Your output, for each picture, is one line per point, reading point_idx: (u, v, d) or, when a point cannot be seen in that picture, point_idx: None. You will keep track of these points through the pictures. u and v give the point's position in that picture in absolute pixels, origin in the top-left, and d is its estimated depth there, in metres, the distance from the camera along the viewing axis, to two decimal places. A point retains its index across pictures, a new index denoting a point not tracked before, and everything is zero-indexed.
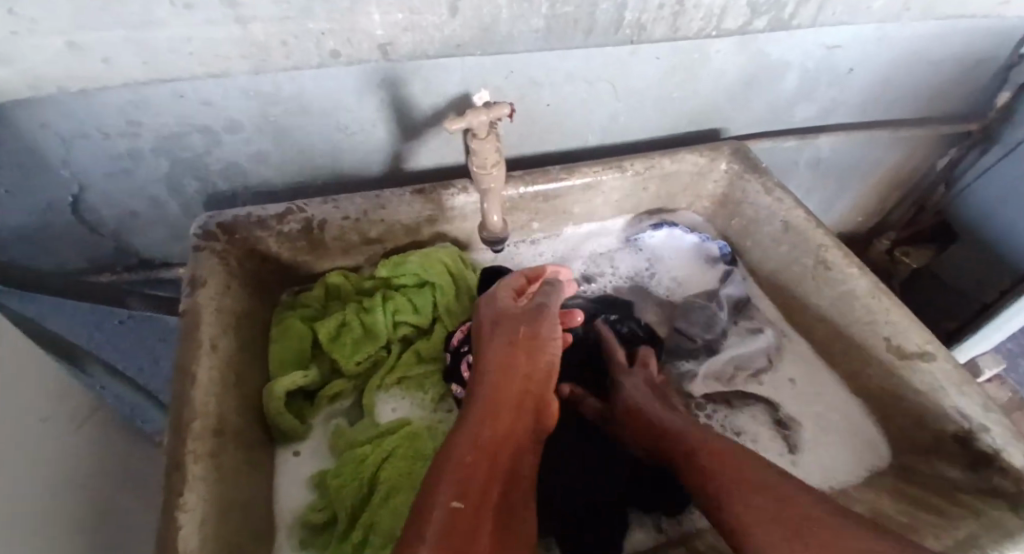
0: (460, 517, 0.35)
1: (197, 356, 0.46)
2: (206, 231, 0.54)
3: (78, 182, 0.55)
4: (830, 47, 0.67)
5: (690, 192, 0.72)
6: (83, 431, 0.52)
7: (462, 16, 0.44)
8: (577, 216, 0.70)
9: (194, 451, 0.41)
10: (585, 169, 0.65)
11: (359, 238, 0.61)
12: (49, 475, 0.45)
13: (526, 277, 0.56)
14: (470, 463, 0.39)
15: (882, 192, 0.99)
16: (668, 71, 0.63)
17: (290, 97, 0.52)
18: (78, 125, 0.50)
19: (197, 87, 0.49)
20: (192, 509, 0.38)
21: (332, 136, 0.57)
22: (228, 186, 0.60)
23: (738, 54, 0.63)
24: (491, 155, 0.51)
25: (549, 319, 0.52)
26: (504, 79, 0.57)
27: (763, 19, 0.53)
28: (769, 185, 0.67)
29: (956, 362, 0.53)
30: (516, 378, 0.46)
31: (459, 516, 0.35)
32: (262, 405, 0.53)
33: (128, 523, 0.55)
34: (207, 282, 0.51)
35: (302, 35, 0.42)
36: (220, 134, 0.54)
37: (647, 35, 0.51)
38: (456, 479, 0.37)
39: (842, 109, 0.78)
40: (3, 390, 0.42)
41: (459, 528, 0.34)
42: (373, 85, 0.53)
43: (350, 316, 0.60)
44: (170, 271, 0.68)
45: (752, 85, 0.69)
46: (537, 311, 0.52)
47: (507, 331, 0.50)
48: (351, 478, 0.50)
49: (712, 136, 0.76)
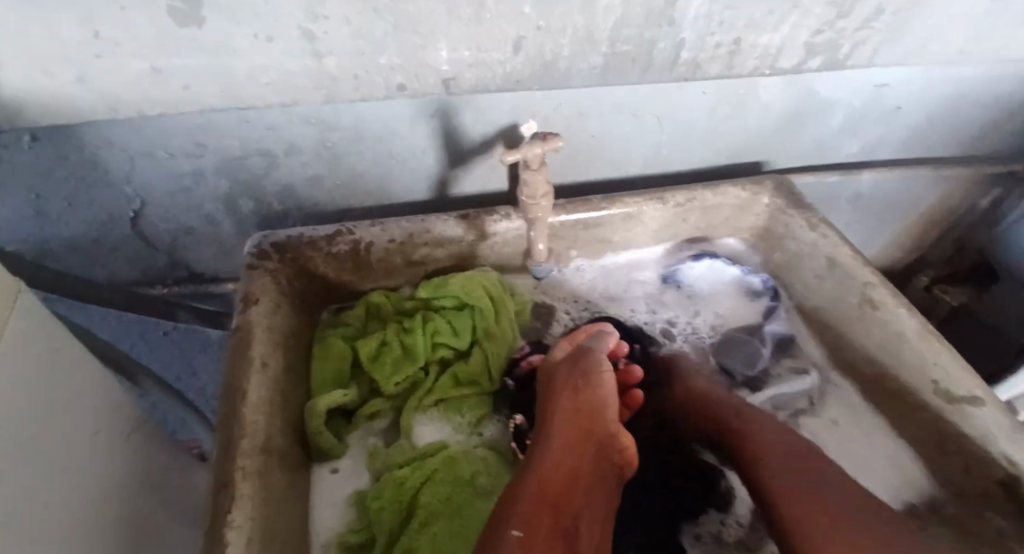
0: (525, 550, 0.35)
1: (248, 375, 0.47)
2: (259, 249, 0.55)
3: (139, 198, 0.57)
4: (879, 85, 0.67)
5: (731, 225, 0.72)
6: (130, 442, 0.53)
7: (525, 53, 0.45)
8: (617, 246, 0.70)
9: (244, 470, 0.42)
10: (628, 200, 0.65)
11: (403, 261, 0.62)
12: (98, 485, 0.46)
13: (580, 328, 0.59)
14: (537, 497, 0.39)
15: (924, 229, 0.97)
16: (715, 105, 0.63)
17: (347, 125, 0.53)
18: (146, 145, 0.52)
19: (260, 113, 0.50)
20: (242, 529, 0.39)
21: (384, 161, 0.58)
22: (280, 206, 0.61)
23: (786, 91, 0.64)
24: (542, 186, 0.52)
25: (604, 364, 0.54)
26: (554, 110, 0.57)
27: (818, 60, 0.53)
28: (814, 221, 0.66)
29: (1013, 412, 0.52)
30: (585, 417, 0.48)
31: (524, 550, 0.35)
32: (303, 422, 0.54)
33: (165, 536, 0.55)
34: (259, 300, 0.52)
35: (372, 69, 0.43)
36: (277, 157, 0.55)
37: (702, 73, 0.52)
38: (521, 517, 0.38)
39: (887, 146, 0.78)
40: (62, 400, 0.43)
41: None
42: (427, 114, 0.54)
43: (391, 336, 0.61)
44: (218, 285, 0.70)
45: (798, 120, 0.69)
46: (587, 355, 0.54)
47: (568, 379, 0.52)
48: (391, 502, 0.50)
49: (754, 170, 0.76)
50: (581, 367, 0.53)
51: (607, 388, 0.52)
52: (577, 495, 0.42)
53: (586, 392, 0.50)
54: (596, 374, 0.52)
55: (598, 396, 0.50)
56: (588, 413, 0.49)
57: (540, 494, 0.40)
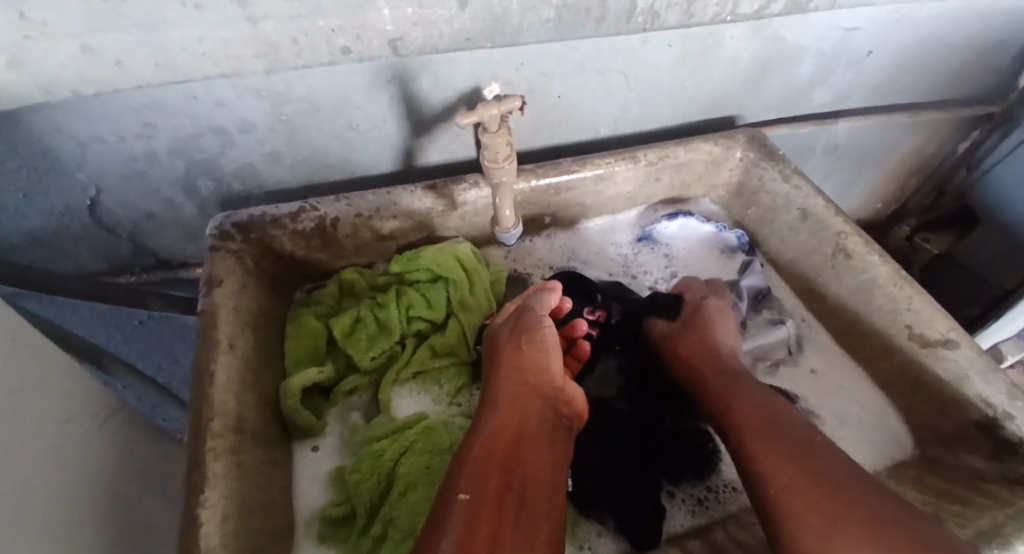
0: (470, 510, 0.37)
1: (214, 356, 0.46)
2: (221, 231, 0.54)
3: (95, 185, 0.55)
4: (848, 29, 0.65)
5: (705, 182, 0.71)
6: (105, 431, 0.53)
7: (472, 8, 0.43)
8: (590, 209, 0.69)
9: (214, 449, 0.42)
10: (598, 161, 0.64)
11: (372, 235, 0.61)
12: (75, 473, 0.46)
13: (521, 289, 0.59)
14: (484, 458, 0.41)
15: (901, 177, 0.97)
16: (681, 58, 0.61)
17: (301, 96, 0.52)
18: (94, 129, 0.50)
19: (209, 88, 0.49)
20: (214, 507, 0.39)
21: (344, 133, 0.57)
22: (241, 186, 0.60)
23: (752, 39, 0.62)
24: (503, 149, 0.51)
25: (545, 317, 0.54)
26: (516, 71, 0.56)
27: (779, 3, 0.51)
28: (787, 172, 0.66)
29: (982, 350, 0.52)
30: (527, 379, 0.50)
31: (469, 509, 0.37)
32: (279, 402, 0.54)
33: (152, 520, 0.56)
34: (223, 282, 0.51)
35: (312, 32, 0.42)
36: (233, 134, 0.54)
37: (660, 23, 0.50)
38: (468, 480, 0.39)
39: (859, 93, 0.76)
40: (27, 394, 0.43)
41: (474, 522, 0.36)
42: (383, 81, 0.52)
43: (365, 312, 0.60)
44: (187, 270, 0.69)
45: (767, 71, 0.68)
46: (526, 309, 0.55)
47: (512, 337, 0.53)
48: (369, 475, 0.50)
49: (727, 124, 0.75)
50: (520, 321, 0.54)
51: (546, 343, 0.52)
52: (527, 450, 0.43)
53: (529, 350, 0.51)
54: (535, 331, 0.52)
55: (538, 354, 0.51)
56: (528, 374, 0.50)
57: (483, 456, 0.41)
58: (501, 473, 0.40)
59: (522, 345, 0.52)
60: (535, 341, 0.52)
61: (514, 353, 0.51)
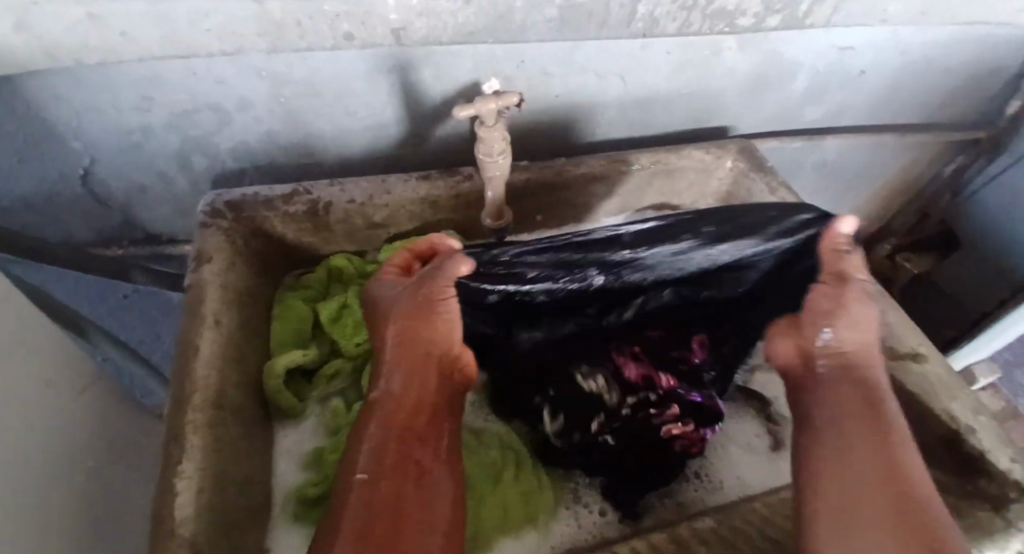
0: (381, 486, 0.36)
1: (200, 331, 0.47)
2: (213, 208, 0.54)
3: (88, 154, 0.55)
4: (841, 50, 0.67)
5: (695, 189, 0.72)
6: (84, 400, 0.53)
7: (477, 3, 0.44)
8: (581, 209, 0.70)
9: (194, 422, 0.42)
10: (591, 162, 0.65)
11: (363, 223, 0.62)
12: (51, 442, 0.46)
13: (412, 251, 0.50)
14: (382, 446, 0.38)
15: (886, 196, 0.99)
16: (679, 66, 0.62)
17: (301, 79, 0.52)
18: (89, 98, 0.50)
19: (209, 64, 0.49)
20: (190, 477, 0.39)
21: (342, 118, 0.57)
22: (236, 164, 0.60)
23: (749, 52, 0.63)
24: (497, 144, 0.51)
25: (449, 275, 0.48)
26: (516, 69, 0.57)
27: (776, 18, 0.53)
28: (775, 185, 0.67)
29: (949, 367, 0.53)
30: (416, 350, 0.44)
31: (379, 485, 0.36)
32: (261, 383, 0.54)
33: (122, 494, 0.56)
34: (213, 258, 0.52)
35: (317, 16, 0.42)
36: (229, 112, 0.54)
37: (661, 31, 0.51)
38: (373, 458, 0.38)
39: (850, 112, 0.78)
40: (11, 357, 0.43)
41: (378, 500, 0.35)
42: (383, 69, 0.53)
43: (352, 298, 0.60)
44: (175, 246, 0.68)
45: (763, 84, 0.69)
46: (428, 277, 0.45)
47: (405, 312, 0.45)
48: (347, 455, 0.51)
49: (720, 134, 0.76)
50: (417, 291, 0.45)
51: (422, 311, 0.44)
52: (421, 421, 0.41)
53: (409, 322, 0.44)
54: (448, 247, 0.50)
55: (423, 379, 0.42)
56: (419, 352, 0.44)
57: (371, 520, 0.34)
58: (394, 437, 0.39)
59: (424, 318, 0.44)
60: (408, 304, 0.45)
61: (408, 339, 0.44)
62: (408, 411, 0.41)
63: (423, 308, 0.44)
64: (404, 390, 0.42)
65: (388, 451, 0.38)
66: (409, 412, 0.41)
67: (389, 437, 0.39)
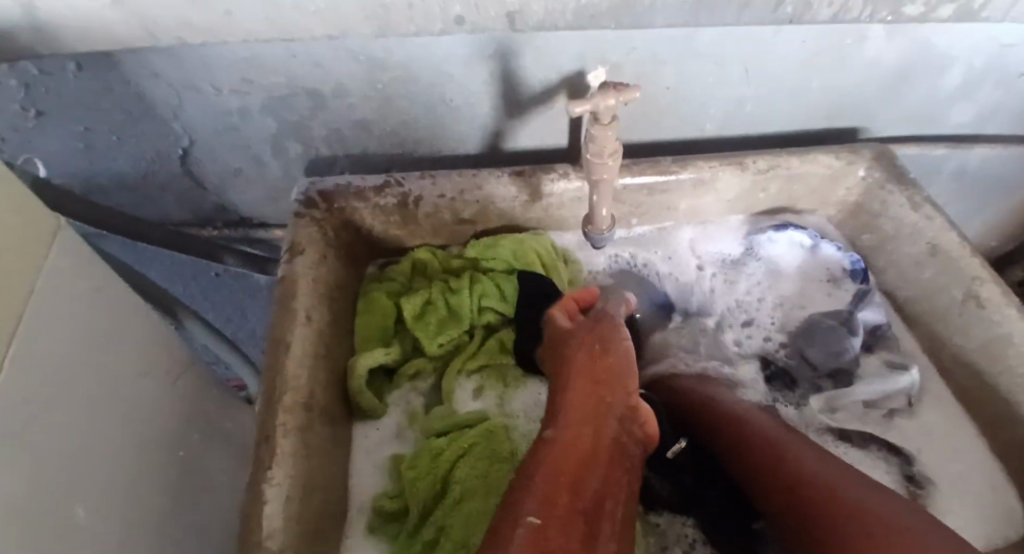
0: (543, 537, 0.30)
1: (291, 328, 0.45)
2: (306, 197, 0.53)
3: (187, 136, 0.55)
4: (1013, 41, 0.56)
5: (814, 197, 0.64)
6: (178, 384, 0.53)
7: None
8: (683, 214, 0.64)
9: (283, 425, 0.40)
10: (701, 163, 0.58)
11: (452, 218, 0.59)
12: (142, 426, 0.46)
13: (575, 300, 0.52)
14: (551, 484, 0.34)
15: None
16: (813, 57, 0.55)
17: (400, 64, 0.49)
18: (191, 79, 0.49)
19: (309, 48, 0.47)
20: (279, 485, 0.38)
21: (436, 106, 0.54)
22: (328, 151, 0.58)
23: (899, 43, 0.55)
24: (610, 143, 0.47)
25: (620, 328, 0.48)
26: (626, 56, 0.51)
27: (951, 5, 0.44)
28: (916, 199, 0.58)
29: None
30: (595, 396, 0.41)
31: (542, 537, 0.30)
32: (345, 380, 0.53)
33: (208, 477, 0.56)
34: (305, 251, 0.50)
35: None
36: (326, 98, 0.52)
37: (807, 17, 0.44)
38: (539, 500, 0.32)
39: (1008, 115, 0.67)
40: (109, 338, 0.43)
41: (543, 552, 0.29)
42: (485, 55, 0.49)
43: (436, 295, 0.58)
44: (266, 231, 0.68)
45: (908, 79, 0.60)
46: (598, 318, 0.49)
47: (590, 347, 0.45)
48: (424, 473, 0.49)
49: (847, 136, 0.67)
50: (594, 333, 0.47)
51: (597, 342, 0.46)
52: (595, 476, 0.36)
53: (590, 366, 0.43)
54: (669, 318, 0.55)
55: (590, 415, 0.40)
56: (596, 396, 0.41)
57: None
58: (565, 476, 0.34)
59: (604, 359, 0.44)
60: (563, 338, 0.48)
61: (582, 390, 0.41)
62: (580, 458, 0.36)
63: (608, 353, 0.45)
64: (573, 429, 0.38)
65: (559, 491, 0.33)
66: (585, 454, 0.37)
67: (556, 477, 0.34)
